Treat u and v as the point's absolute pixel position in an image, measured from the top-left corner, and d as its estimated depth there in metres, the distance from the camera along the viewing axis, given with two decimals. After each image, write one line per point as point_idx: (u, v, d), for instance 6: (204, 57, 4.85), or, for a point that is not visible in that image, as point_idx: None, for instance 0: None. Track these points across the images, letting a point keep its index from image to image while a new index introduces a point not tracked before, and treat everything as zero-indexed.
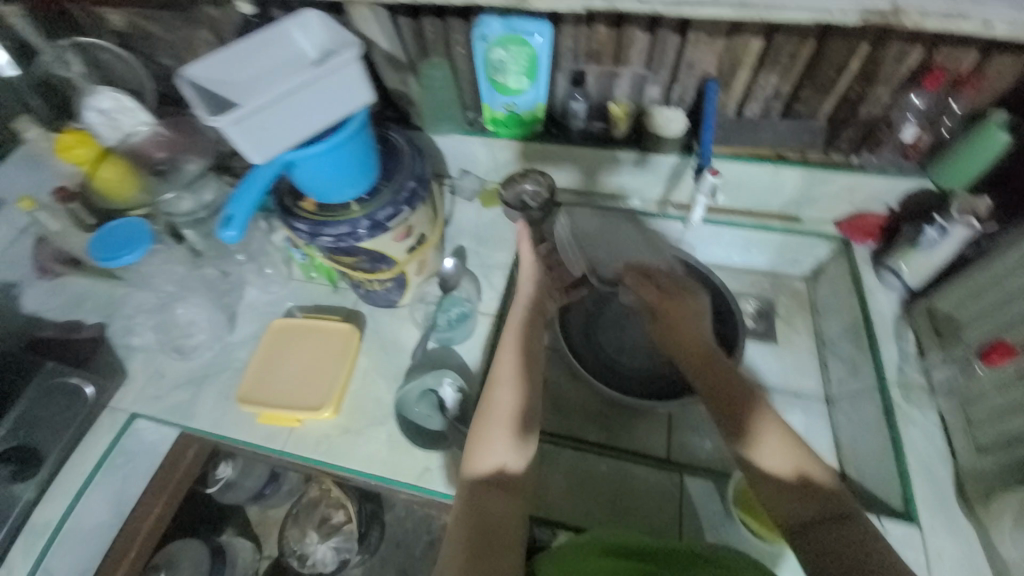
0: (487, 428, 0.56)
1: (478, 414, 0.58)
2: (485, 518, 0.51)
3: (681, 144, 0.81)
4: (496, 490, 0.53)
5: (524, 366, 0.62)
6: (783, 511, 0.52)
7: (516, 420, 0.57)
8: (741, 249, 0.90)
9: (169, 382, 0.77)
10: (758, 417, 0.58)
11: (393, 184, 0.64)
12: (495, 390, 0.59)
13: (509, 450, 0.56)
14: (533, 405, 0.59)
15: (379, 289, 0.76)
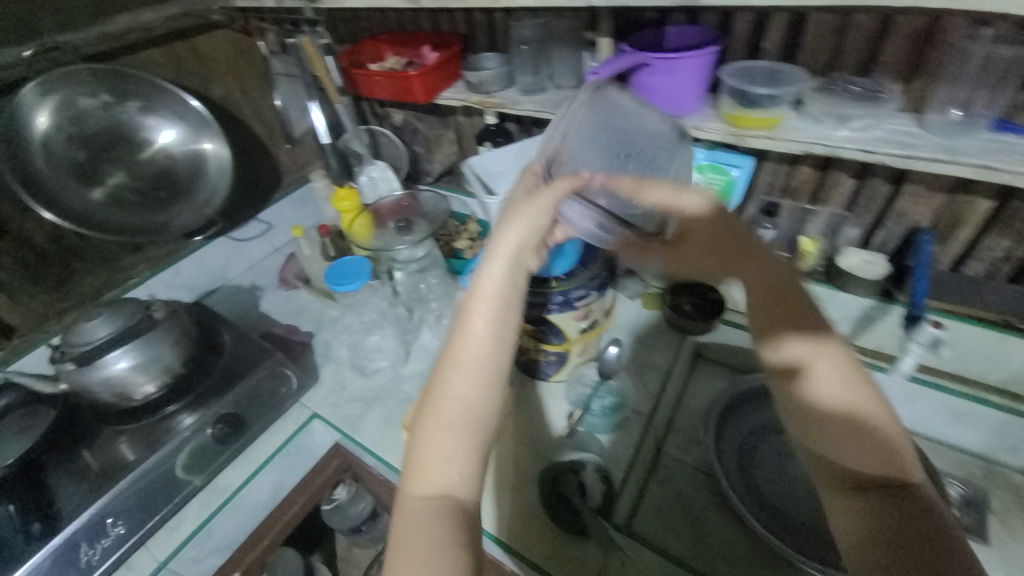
0: (432, 444, 0.45)
1: (429, 434, 0.45)
2: (410, 554, 0.39)
3: (879, 287, 0.78)
4: (438, 516, 0.42)
5: (486, 349, 0.48)
6: None
7: (443, 435, 0.45)
8: (943, 417, 0.78)
9: (348, 394, 0.90)
10: (880, 520, 0.42)
11: (588, 270, 0.72)
12: (442, 398, 0.46)
13: (459, 472, 0.45)
14: (486, 405, 0.47)
15: (539, 360, 0.80)
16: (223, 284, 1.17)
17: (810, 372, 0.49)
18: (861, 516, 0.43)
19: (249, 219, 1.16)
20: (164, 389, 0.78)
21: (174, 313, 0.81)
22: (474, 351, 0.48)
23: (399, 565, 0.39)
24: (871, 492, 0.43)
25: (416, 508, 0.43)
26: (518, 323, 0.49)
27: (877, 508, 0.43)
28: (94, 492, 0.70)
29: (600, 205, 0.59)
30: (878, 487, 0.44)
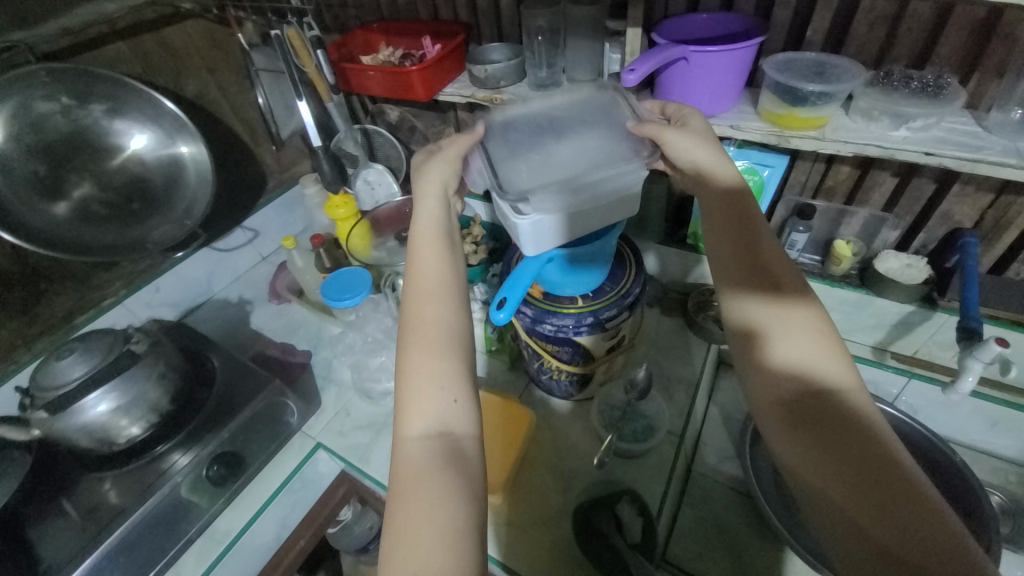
0: (418, 379, 0.48)
1: (414, 365, 0.49)
2: (412, 485, 0.43)
3: (921, 293, 0.72)
4: (436, 452, 0.45)
5: (433, 287, 0.54)
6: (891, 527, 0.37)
7: (427, 360, 0.49)
8: (983, 426, 0.75)
9: (353, 421, 0.84)
10: (823, 453, 0.41)
11: (619, 287, 0.66)
12: (416, 328, 0.51)
13: (453, 399, 0.48)
14: (460, 332, 0.52)
15: (561, 380, 0.75)
16: (209, 299, 1.08)
17: (760, 330, 0.49)
18: (799, 448, 0.43)
19: (233, 228, 1.07)
20: (151, 429, 0.71)
21: (157, 344, 0.73)
22: (428, 284, 0.54)
23: (403, 504, 0.42)
24: (812, 426, 0.43)
25: (413, 449, 0.45)
26: (421, 258, 0.56)
27: (821, 441, 0.42)
28: (90, 542, 0.63)
29: (487, 159, 0.60)
30: (818, 419, 0.43)
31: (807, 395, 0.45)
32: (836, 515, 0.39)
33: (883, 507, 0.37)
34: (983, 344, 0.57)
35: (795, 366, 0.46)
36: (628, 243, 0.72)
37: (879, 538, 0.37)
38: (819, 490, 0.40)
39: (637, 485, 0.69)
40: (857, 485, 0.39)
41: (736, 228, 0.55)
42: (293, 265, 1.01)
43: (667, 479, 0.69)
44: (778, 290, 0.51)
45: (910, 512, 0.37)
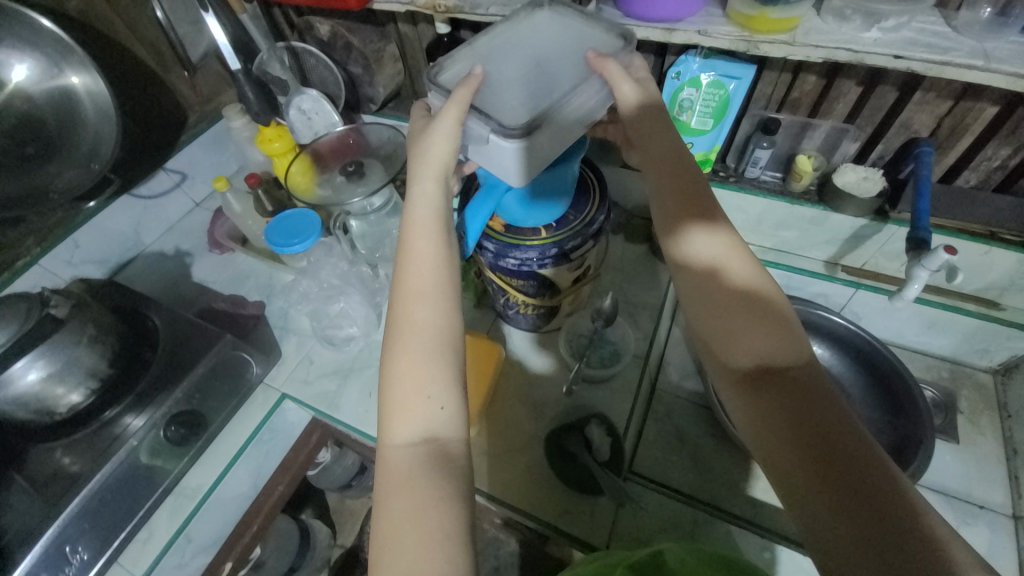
0: (403, 383, 0.46)
1: (399, 366, 0.47)
2: (401, 491, 0.42)
3: (874, 207, 0.73)
4: (425, 456, 0.44)
5: (421, 288, 0.50)
6: (850, 491, 0.37)
7: (414, 367, 0.47)
8: (920, 327, 0.80)
9: (318, 369, 0.82)
10: (779, 411, 0.42)
11: (582, 215, 0.63)
12: (404, 331, 0.48)
13: (440, 406, 0.46)
14: (451, 330, 0.49)
15: (527, 314, 0.74)
16: (142, 253, 0.98)
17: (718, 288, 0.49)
18: (759, 403, 0.44)
19: (155, 170, 0.95)
20: (93, 395, 0.66)
21: (82, 306, 0.66)
22: (417, 281, 0.50)
23: (391, 509, 0.42)
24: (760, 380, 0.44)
25: (398, 454, 0.44)
26: (408, 250, 0.51)
27: (771, 391, 0.43)
28: (50, 511, 0.60)
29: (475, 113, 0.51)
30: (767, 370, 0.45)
31: (762, 350, 0.45)
32: (787, 459, 0.40)
33: (828, 447, 0.40)
34: (933, 252, 0.59)
35: (750, 324, 0.47)
36: (591, 167, 0.68)
37: (837, 484, 0.38)
38: (772, 439, 0.42)
39: (605, 408, 0.71)
40: (806, 431, 0.41)
41: (674, 177, 0.54)
42: (230, 210, 0.92)
43: (635, 397, 0.72)
44: (720, 233, 0.51)
45: (852, 450, 0.39)
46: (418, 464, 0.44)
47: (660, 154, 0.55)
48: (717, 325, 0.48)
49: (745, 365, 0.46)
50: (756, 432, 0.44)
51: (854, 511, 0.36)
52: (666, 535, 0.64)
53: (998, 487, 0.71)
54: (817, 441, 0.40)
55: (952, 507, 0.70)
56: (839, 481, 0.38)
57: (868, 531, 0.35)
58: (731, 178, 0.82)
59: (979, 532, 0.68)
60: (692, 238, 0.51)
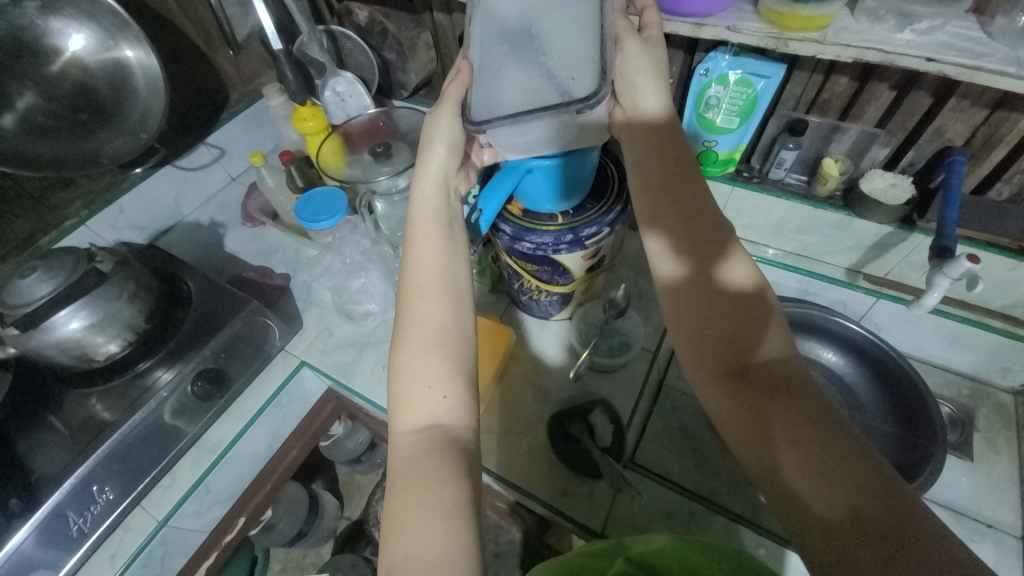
0: (409, 376, 0.49)
1: (406, 360, 0.50)
2: (407, 472, 0.45)
3: (900, 214, 0.72)
4: (427, 442, 0.47)
5: (428, 282, 0.53)
6: (887, 548, 0.35)
7: (421, 357, 0.50)
8: (941, 342, 0.78)
9: (336, 340, 0.85)
10: (799, 464, 0.41)
11: (600, 204, 0.64)
12: (410, 324, 0.51)
13: (442, 395, 0.49)
14: (457, 317, 0.52)
15: (541, 300, 0.75)
16: (179, 223, 1.03)
17: (736, 333, 0.48)
18: (779, 452, 0.42)
19: (196, 144, 1.00)
20: (129, 346, 0.71)
21: (124, 263, 0.70)
22: (424, 273, 0.53)
23: (401, 490, 0.44)
24: (759, 393, 0.45)
25: (407, 441, 0.47)
26: (413, 250, 0.54)
27: (784, 435, 0.42)
28: (80, 453, 0.64)
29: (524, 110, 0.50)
30: (767, 384, 0.45)
31: (781, 396, 0.44)
32: (806, 513, 0.39)
33: (847, 496, 0.38)
34: (954, 261, 0.57)
35: (767, 369, 0.46)
36: (612, 159, 0.69)
37: (871, 542, 0.36)
38: (787, 489, 0.41)
39: (610, 397, 0.73)
40: (819, 473, 0.40)
41: (682, 211, 0.54)
42: (263, 184, 0.96)
43: (641, 387, 0.73)
44: (733, 273, 0.50)
45: (880, 503, 0.37)
46: (419, 452, 0.46)
47: (650, 165, 0.56)
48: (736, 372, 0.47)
49: (765, 413, 0.44)
50: (750, 444, 0.44)
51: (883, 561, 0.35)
52: (663, 523, 0.64)
53: (1011, 509, 0.69)
54: (844, 495, 0.38)
55: (959, 524, 0.68)
56: (853, 525, 0.37)
57: (865, 544, 0.36)
58: (754, 179, 0.81)
59: (986, 551, 0.66)
60: (696, 253, 0.52)
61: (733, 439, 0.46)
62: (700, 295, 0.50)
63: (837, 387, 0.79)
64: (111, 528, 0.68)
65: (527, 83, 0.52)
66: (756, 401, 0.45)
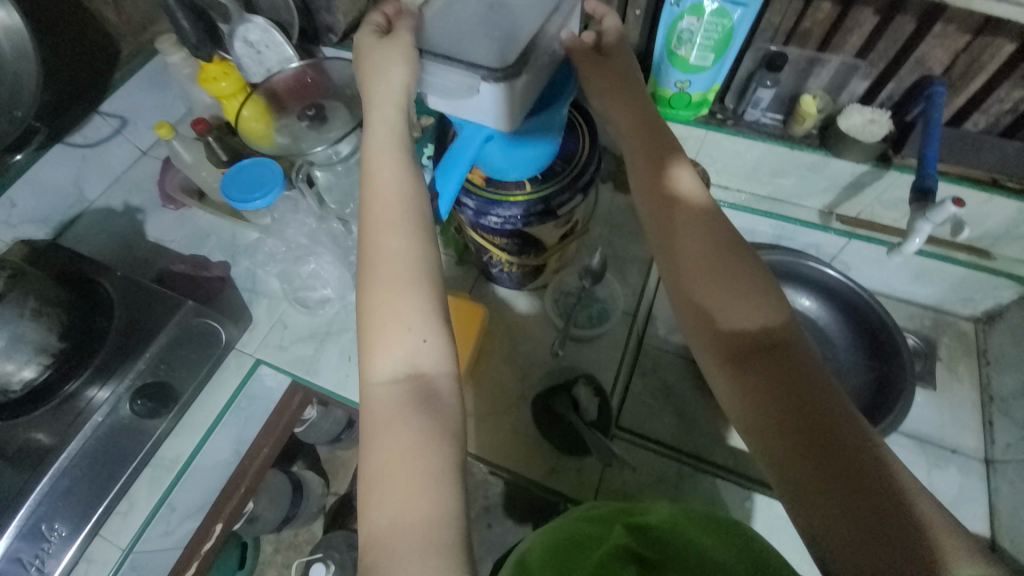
0: (379, 323, 0.44)
1: (375, 307, 0.44)
2: (386, 426, 0.42)
3: (878, 152, 0.69)
4: (407, 395, 0.43)
5: (394, 216, 0.46)
6: (856, 492, 0.37)
7: (393, 301, 0.44)
8: (907, 278, 0.79)
9: (292, 333, 0.78)
10: (778, 412, 0.42)
11: (571, 165, 0.58)
12: (377, 264, 0.45)
13: (422, 338, 0.44)
14: (429, 257, 0.46)
15: (512, 272, 0.70)
16: (87, 210, 0.89)
17: (721, 285, 0.47)
18: (759, 400, 0.43)
19: (88, 116, 0.84)
20: (48, 369, 0.62)
21: (20, 275, 0.59)
22: (391, 208, 0.46)
23: (378, 447, 0.41)
24: (752, 356, 0.44)
25: (380, 394, 0.43)
26: (373, 185, 0.47)
27: (765, 388, 0.43)
28: (19, 493, 0.58)
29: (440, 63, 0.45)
30: (760, 356, 0.44)
31: (764, 348, 0.44)
32: (783, 458, 0.40)
33: (823, 443, 0.39)
34: (938, 205, 0.57)
35: (749, 322, 0.46)
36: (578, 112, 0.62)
37: (843, 486, 0.37)
38: (763, 434, 0.42)
39: (592, 367, 0.70)
40: (795, 423, 0.41)
41: (659, 167, 0.52)
42: (180, 161, 0.83)
43: (622, 352, 0.71)
44: (711, 227, 0.49)
45: (855, 453, 0.39)
46: (398, 408, 0.42)
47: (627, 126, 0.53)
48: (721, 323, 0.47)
49: (746, 363, 0.44)
50: (763, 439, 0.42)
51: (852, 503, 0.37)
52: (655, 490, 0.64)
53: (970, 433, 0.73)
54: (819, 440, 0.40)
55: (925, 453, 0.72)
56: (828, 471, 0.38)
57: (847, 499, 0.37)
58: (729, 121, 0.76)
59: (950, 476, 0.70)
60: (685, 215, 0.50)
61: (727, 400, 0.46)
62: (692, 257, 0.49)
63: (813, 332, 0.80)
64: (75, 560, 0.63)
65: (455, 41, 0.46)
66: (739, 350, 0.45)
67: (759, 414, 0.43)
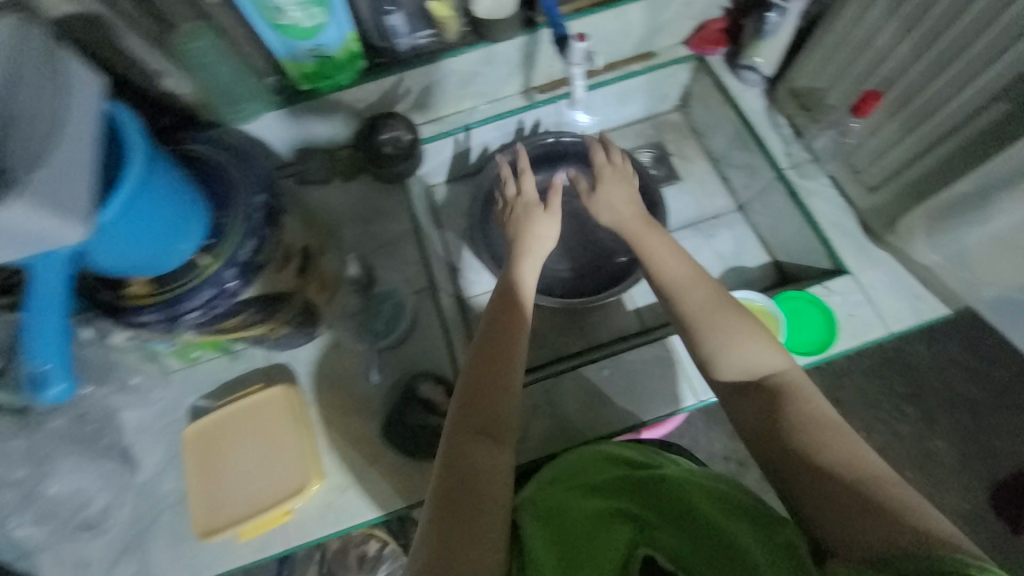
0: (462, 497, 0.44)
1: (465, 473, 0.46)
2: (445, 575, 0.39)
3: (520, 21, 0.71)
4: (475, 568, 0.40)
5: (504, 376, 0.51)
6: (878, 498, 0.38)
7: (472, 486, 0.45)
8: (615, 106, 0.88)
9: (99, 568, 0.61)
10: (813, 440, 0.43)
11: (236, 209, 0.49)
12: (494, 424, 0.49)
13: (502, 520, 0.44)
14: (495, 446, 0.48)
15: (286, 335, 0.63)
16: None
17: (732, 322, 0.51)
18: (792, 430, 0.45)
19: None
20: None
21: None
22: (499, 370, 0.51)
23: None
24: (775, 400, 0.47)
25: (423, 554, 0.41)
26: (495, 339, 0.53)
27: (795, 422, 0.45)
28: None
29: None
30: (781, 400, 0.47)
31: (770, 376, 0.49)
32: (831, 482, 0.40)
33: (850, 466, 0.41)
34: (569, 48, 0.60)
35: (761, 363, 0.50)
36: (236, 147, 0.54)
37: (868, 492, 0.39)
38: (812, 463, 0.42)
39: (423, 362, 0.67)
40: (826, 451, 0.42)
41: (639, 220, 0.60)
42: None
43: (442, 320, 0.71)
44: (687, 269, 0.55)
45: (867, 475, 0.40)
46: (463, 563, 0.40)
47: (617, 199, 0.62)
48: (739, 355, 0.50)
49: (767, 403, 0.48)
50: (757, 445, 0.47)
51: (874, 506, 0.38)
52: (537, 418, 0.65)
53: (720, 196, 0.86)
54: (842, 463, 0.41)
55: (699, 233, 0.84)
56: (862, 486, 0.39)
57: (871, 506, 0.38)
58: (388, 63, 0.72)
59: (724, 238, 0.83)
60: (692, 268, 0.55)
61: (766, 449, 0.46)
62: (712, 298, 0.53)
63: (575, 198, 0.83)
64: None
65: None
66: (778, 399, 0.47)
67: (801, 438, 0.44)
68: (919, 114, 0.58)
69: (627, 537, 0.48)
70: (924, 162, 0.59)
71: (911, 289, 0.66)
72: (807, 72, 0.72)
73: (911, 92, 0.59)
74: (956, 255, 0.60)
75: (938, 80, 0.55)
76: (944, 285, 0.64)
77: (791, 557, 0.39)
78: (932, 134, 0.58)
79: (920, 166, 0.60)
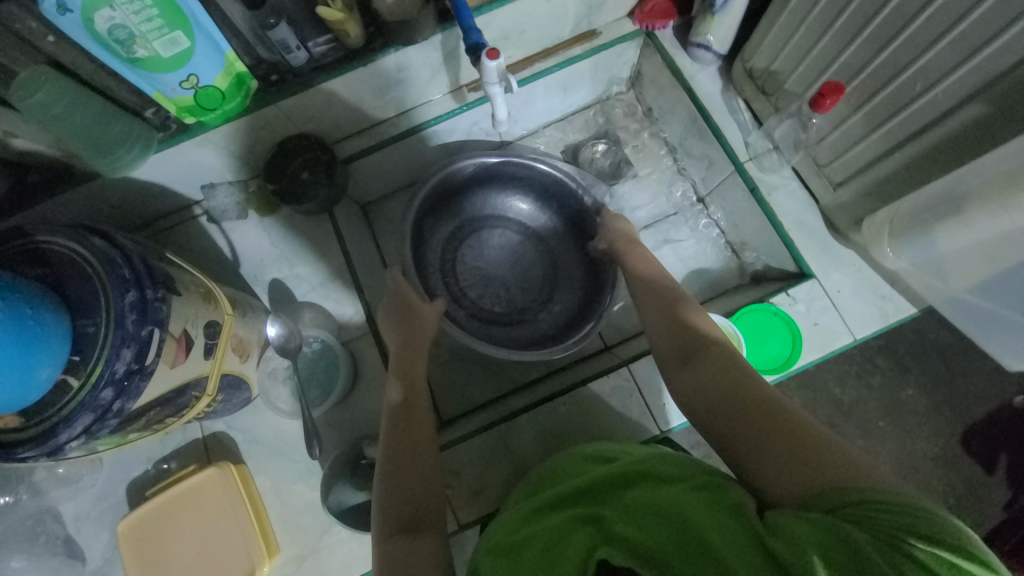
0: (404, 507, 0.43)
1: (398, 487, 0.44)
2: None
3: (434, 15, 0.60)
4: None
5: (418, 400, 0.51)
6: (790, 447, 0.34)
7: (413, 494, 0.43)
8: (560, 96, 0.79)
9: None
10: (727, 392, 0.40)
11: (103, 314, 0.41)
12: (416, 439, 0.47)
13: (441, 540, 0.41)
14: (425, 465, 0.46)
15: (215, 407, 0.58)
16: None
17: (678, 309, 0.50)
18: (712, 384, 0.41)
19: None
20: None
21: None
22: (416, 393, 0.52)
23: None
24: (700, 365, 0.44)
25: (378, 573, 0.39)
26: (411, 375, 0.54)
27: (712, 377, 0.42)
28: None
29: None
30: (711, 360, 0.43)
31: (703, 346, 0.45)
32: (742, 431, 0.37)
33: (769, 414, 0.37)
34: (485, 68, 0.54)
35: (696, 330, 0.47)
36: (95, 228, 0.45)
37: (786, 438, 0.35)
38: (728, 417, 0.39)
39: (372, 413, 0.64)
40: (738, 404, 0.39)
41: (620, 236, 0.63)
42: None
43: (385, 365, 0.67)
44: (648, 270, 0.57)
45: (784, 424, 0.36)
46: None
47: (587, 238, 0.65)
48: (678, 329, 0.48)
49: (693, 360, 0.45)
50: (703, 427, 0.41)
51: (784, 453, 0.34)
52: (493, 467, 0.60)
53: (678, 188, 0.80)
54: (758, 407, 0.38)
55: (657, 231, 0.78)
56: (775, 431, 0.36)
57: (792, 457, 0.34)
58: (285, 80, 0.61)
59: (683, 235, 0.78)
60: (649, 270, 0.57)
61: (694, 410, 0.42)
62: (655, 294, 0.53)
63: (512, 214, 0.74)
64: None
65: None
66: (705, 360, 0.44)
67: (715, 391, 0.41)
68: (885, 105, 0.53)
69: (584, 546, 0.33)
70: (892, 159, 0.54)
71: (876, 289, 0.62)
72: (765, 53, 0.64)
73: (880, 80, 0.52)
74: (923, 260, 0.56)
75: (910, 72, 0.49)
76: (909, 286, 0.61)
77: (741, 521, 0.30)
78: (898, 131, 0.53)
79: (888, 163, 0.55)
